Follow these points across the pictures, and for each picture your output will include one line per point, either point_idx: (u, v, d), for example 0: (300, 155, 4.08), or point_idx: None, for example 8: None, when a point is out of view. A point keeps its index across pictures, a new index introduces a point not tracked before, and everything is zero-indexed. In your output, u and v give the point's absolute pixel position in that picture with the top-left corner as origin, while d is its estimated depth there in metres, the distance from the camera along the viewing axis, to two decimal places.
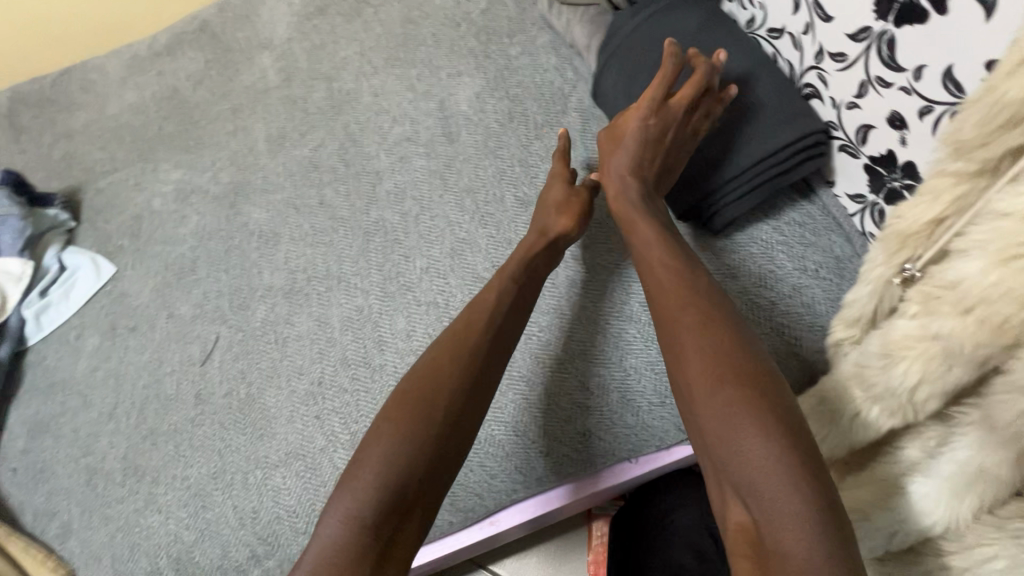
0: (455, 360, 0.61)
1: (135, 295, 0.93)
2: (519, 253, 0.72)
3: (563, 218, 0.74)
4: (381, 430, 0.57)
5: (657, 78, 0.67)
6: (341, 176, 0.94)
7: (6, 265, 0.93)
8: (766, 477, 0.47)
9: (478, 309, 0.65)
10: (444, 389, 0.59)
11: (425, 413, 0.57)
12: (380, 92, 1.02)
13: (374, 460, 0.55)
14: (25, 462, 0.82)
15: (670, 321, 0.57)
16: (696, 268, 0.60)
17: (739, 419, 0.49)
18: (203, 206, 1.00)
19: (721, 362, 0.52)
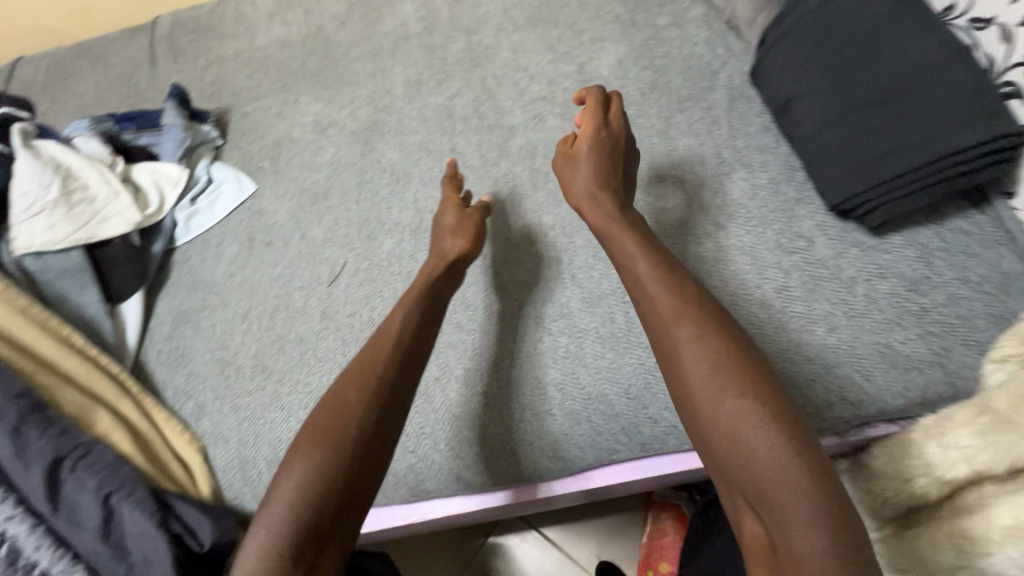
0: (363, 364, 0.62)
1: (272, 213, 1.00)
2: (422, 277, 0.72)
3: (459, 241, 0.75)
4: (295, 448, 0.57)
5: (590, 112, 0.74)
6: (474, 127, 0.97)
7: (167, 169, 1.02)
8: (775, 487, 0.47)
9: (379, 333, 0.65)
10: (351, 409, 0.58)
11: (335, 425, 0.57)
12: (519, 50, 1.03)
13: (290, 477, 0.55)
14: (169, 346, 0.91)
15: (665, 337, 0.58)
16: (685, 282, 0.60)
17: (745, 427, 0.50)
18: (339, 140, 1.05)
19: (719, 373, 0.53)
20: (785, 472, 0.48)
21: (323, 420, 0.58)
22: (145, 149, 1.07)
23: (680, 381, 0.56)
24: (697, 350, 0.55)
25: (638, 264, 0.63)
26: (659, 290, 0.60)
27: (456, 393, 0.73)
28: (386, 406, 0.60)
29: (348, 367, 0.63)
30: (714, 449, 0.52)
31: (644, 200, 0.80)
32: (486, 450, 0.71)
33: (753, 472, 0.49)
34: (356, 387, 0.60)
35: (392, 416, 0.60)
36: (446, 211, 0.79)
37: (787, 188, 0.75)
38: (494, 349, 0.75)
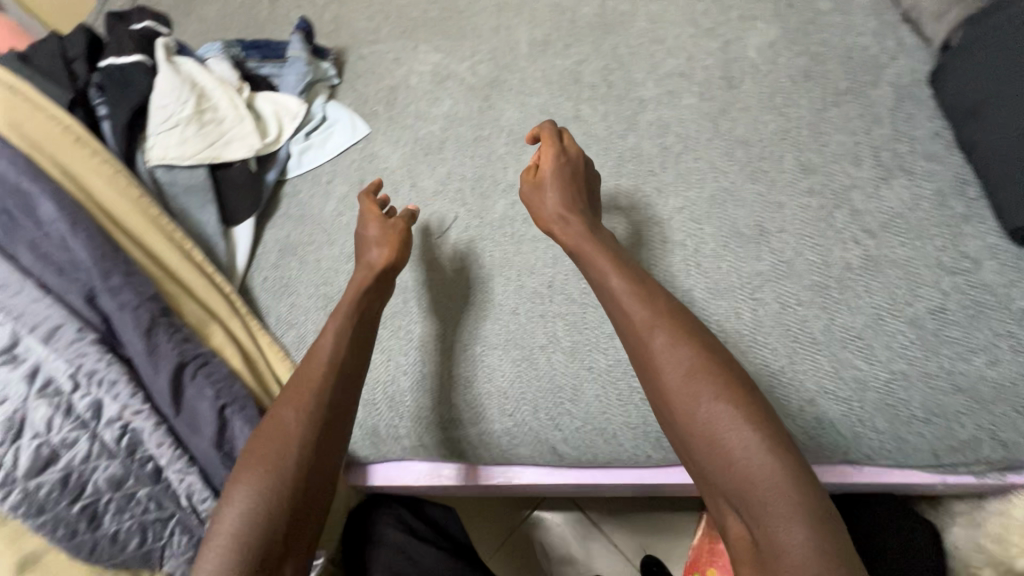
0: (301, 394, 0.63)
1: (384, 158, 1.00)
2: (350, 293, 0.73)
3: (383, 249, 0.76)
4: (236, 480, 0.58)
5: (546, 147, 0.74)
6: (602, 96, 0.93)
7: (287, 101, 1.03)
8: (756, 483, 0.51)
9: (312, 365, 0.65)
10: (291, 439, 0.60)
11: (274, 456, 0.59)
12: (658, 21, 0.98)
13: (231, 508, 0.56)
14: (274, 275, 0.93)
15: (642, 346, 0.60)
16: (657, 293, 0.63)
17: (722, 429, 0.53)
18: (457, 93, 1.04)
19: (695, 376, 0.56)
20: (765, 468, 0.51)
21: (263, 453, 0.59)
22: (266, 79, 1.08)
23: (659, 388, 0.58)
24: (674, 357, 0.57)
25: (613, 285, 0.64)
26: (633, 302, 0.61)
27: (562, 365, 0.72)
28: (324, 427, 0.62)
29: (284, 397, 0.63)
30: (695, 452, 0.55)
31: (785, 195, 0.75)
32: (588, 426, 0.70)
33: (733, 471, 0.52)
34: (292, 418, 0.61)
35: (331, 435, 0.62)
36: (366, 222, 0.80)
37: (955, 202, 0.69)
38: (606, 328, 0.73)
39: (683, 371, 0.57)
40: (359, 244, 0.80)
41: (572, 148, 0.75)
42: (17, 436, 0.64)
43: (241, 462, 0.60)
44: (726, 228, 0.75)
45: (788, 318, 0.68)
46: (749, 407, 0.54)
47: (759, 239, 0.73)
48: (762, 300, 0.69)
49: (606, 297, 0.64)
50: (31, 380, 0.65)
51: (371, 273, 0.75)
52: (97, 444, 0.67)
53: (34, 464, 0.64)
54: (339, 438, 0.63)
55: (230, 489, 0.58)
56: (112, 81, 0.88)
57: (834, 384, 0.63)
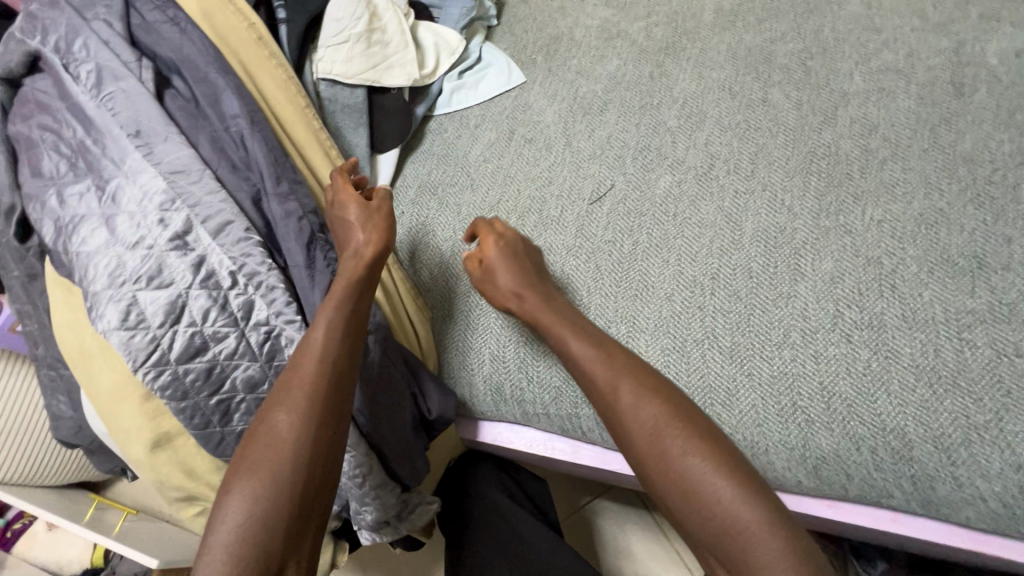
0: (291, 400, 0.58)
1: (538, 111, 0.95)
2: (341, 283, 0.65)
3: (371, 235, 0.68)
4: (229, 490, 0.54)
5: (487, 238, 0.75)
6: (797, 82, 0.84)
7: (448, 35, 0.99)
8: (740, 532, 0.51)
9: (303, 371, 0.59)
10: (285, 446, 0.56)
11: (268, 465, 0.55)
12: (875, 7, 0.87)
13: (226, 519, 0.53)
14: (410, 211, 0.91)
15: (609, 406, 0.60)
16: (613, 346, 0.63)
17: (695, 486, 0.54)
18: (626, 54, 0.96)
19: (660, 433, 0.56)
20: (744, 515, 0.51)
21: (258, 461, 0.55)
22: (428, 10, 1.04)
23: (632, 445, 0.58)
24: (640, 414, 0.58)
25: (572, 343, 0.64)
26: (596, 359, 0.62)
27: (717, 365, 0.67)
28: (322, 428, 0.58)
29: (271, 402, 0.58)
30: (675, 506, 0.56)
31: (1016, 229, 0.65)
32: (737, 435, 0.65)
33: (714, 521, 0.53)
34: (284, 424, 0.57)
35: (330, 434, 0.58)
36: (348, 204, 0.71)
37: None
38: (773, 336, 0.67)
39: (649, 430, 0.57)
40: (339, 230, 0.71)
41: (510, 232, 0.76)
42: (176, 322, 0.64)
43: (233, 470, 0.56)
44: (934, 253, 0.66)
45: (1002, 369, 0.59)
46: (719, 456, 0.55)
47: (974, 272, 0.64)
48: (973, 342, 0.61)
49: (568, 356, 0.64)
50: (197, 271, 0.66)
51: (360, 262, 0.67)
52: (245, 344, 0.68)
53: (186, 354, 0.65)
54: (334, 443, 0.59)
55: (222, 498, 0.54)
56: None
57: None
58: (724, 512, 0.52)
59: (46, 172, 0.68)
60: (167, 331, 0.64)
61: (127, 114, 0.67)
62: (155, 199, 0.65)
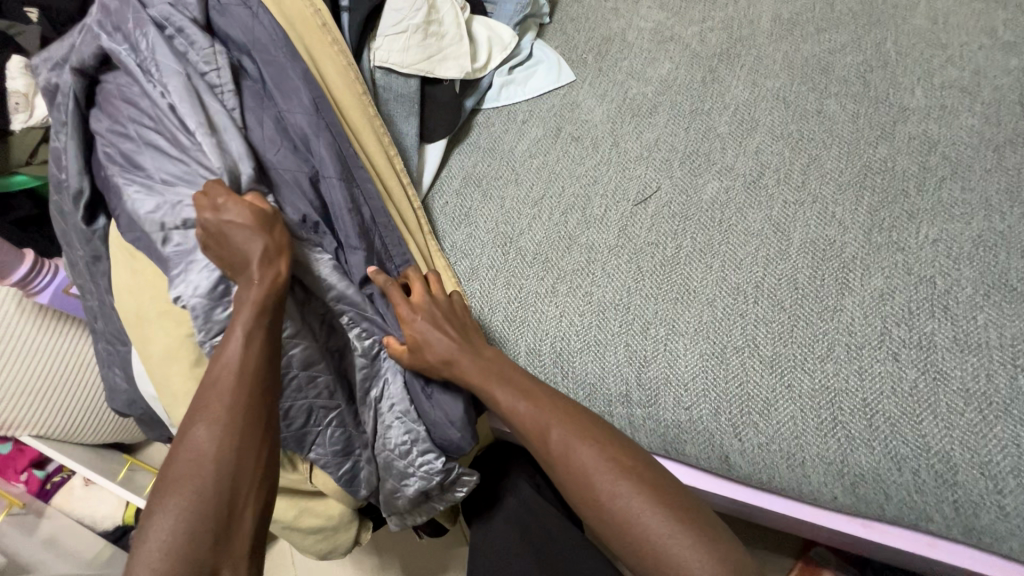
0: (216, 402, 0.55)
1: (587, 110, 0.95)
2: (250, 293, 0.60)
3: (271, 240, 0.62)
4: (156, 505, 0.51)
5: (396, 300, 0.72)
6: (855, 94, 0.82)
7: (501, 30, 1.01)
8: (670, 562, 0.54)
9: (224, 381, 0.56)
10: (211, 454, 0.53)
11: (194, 477, 0.52)
12: (941, 23, 0.85)
13: (155, 534, 0.49)
14: (454, 202, 0.92)
15: (546, 451, 0.63)
16: (541, 393, 0.66)
17: (630, 521, 0.56)
18: (679, 57, 0.96)
19: (592, 474, 0.59)
20: (672, 544, 0.54)
21: (182, 474, 0.52)
22: (482, 4, 1.06)
23: (567, 488, 0.61)
24: (572, 455, 0.60)
25: (500, 394, 0.66)
26: (517, 403, 0.65)
27: (757, 373, 0.67)
28: (249, 429, 0.55)
29: (192, 413, 0.55)
30: (617, 543, 0.58)
31: None
32: (773, 446, 0.64)
33: (653, 556, 0.55)
34: (204, 435, 0.53)
35: (261, 431, 0.56)
36: (238, 209, 0.62)
37: None
38: (816, 349, 0.66)
39: (570, 471, 0.60)
40: (218, 236, 0.62)
41: (417, 285, 0.74)
42: None
43: (158, 487, 0.52)
44: (992, 275, 0.65)
45: None
46: (650, 490, 0.57)
47: None
48: None
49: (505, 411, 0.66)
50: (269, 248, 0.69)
51: (268, 272, 0.61)
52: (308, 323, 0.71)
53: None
54: (268, 442, 0.56)
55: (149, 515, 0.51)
56: None
57: None
58: (658, 544, 0.55)
59: (126, 151, 0.70)
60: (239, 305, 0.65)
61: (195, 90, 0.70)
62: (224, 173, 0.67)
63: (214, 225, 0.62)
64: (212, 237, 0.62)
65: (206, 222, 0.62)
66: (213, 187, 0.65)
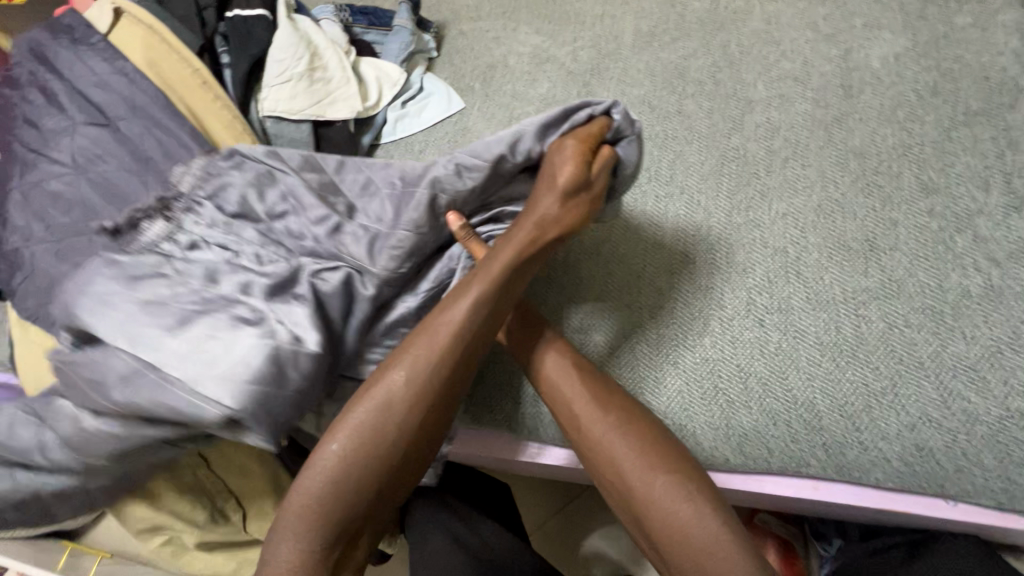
0: (426, 353, 0.61)
1: (477, 134, 1.01)
2: (506, 254, 0.64)
3: (561, 214, 0.65)
4: (330, 442, 0.59)
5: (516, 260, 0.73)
6: (708, 93, 0.91)
7: (389, 69, 1.05)
8: (706, 552, 0.55)
9: (444, 333, 0.61)
10: (390, 420, 0.59)
11: (375, 433, 0.59)
12: (773, 22, 0.95)
13: (324, 470, 0.58)
14: None
15: (594, 433, 0.63)
16: (604, 377, 0.67)
17: (675, 508, 0.57)
18: (556, 76, 1.03)
19: (648, 458, 0.60)
20: (713, 535, 0.55)
21: (368, 429, 0.59)
22: (370, 45, 1.11)
23: (610, 471, 0.61)
24: (626, 439, 0.61)
25: (564, 368, 0.67)
26: (596, 391, 0.65)
27: (644, 358, 0.72)
28: (429, 410, 0.60)
29: (396, 357, 0.61)
30: (655, 531, 0.58)
31: (900, 213, 0.72)
32: (666, 421, 0.69)
33: (691, 544, 0.55)
34: (398, 386, 0.60)
35: (440, 408, 0.61)
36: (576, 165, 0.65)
37: None
38: (695, 326, 0.72)
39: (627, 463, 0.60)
40: (553, 167, 0.66)
41: None
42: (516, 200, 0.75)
43: (338, 424, 0.60)
44: (832, 239, 0.73)
45: (893, 338, 0.65)
46: (700, 486, 0.58)
47: (868, 253, 0.70)
48: (868, 317, 0.67)
49: (559, 387, 0.66)
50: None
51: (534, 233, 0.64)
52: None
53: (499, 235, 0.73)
54: (444, 415, 0.62)
55: (322, 447, 0.59)
56: (236, 33, 0.93)
57: (941, 413, 0.61)
58: (699, 533, 0.55)
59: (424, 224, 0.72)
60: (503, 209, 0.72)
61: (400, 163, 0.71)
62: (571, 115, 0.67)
63: (559, 162, 0.66)
64: (548, 168, 0.67)
65: (560, 150, 0.66)
66: (594, 126, 0.67)
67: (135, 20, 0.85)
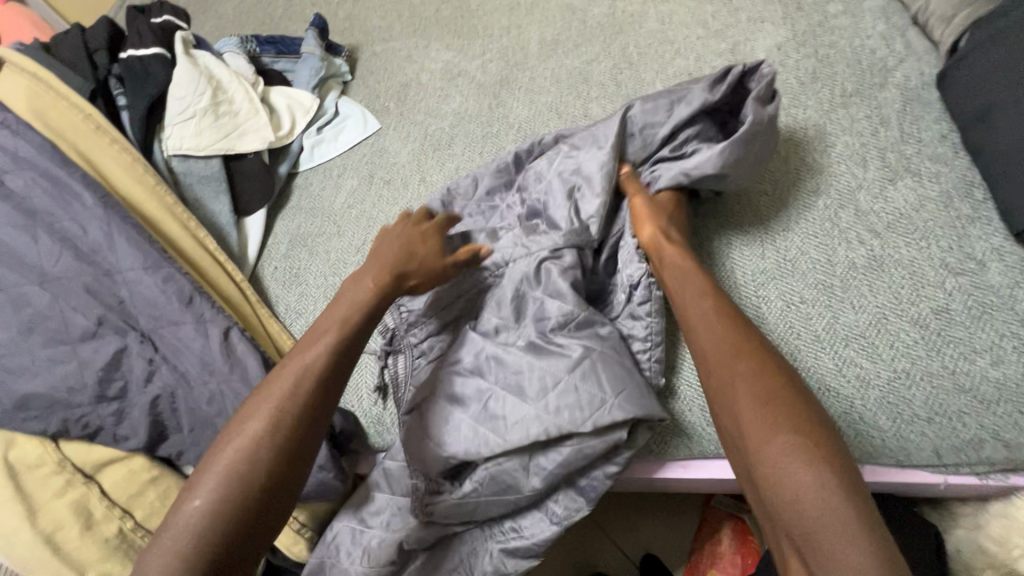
0: (280, 400, 0.58)
1: (394, 154, 1.01)
2: (354, 301, 0.67)
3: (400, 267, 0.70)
4: (193, 492, 0.54)
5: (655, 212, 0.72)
6: (610, 95, 0.94)
7: (300, 96, 1.05)
8: (817, 515, 0.45)
9: (290, 371, 0.61)
10: (254, 456, 0.55)
11: (235, 476, 0.54)
12: (667, 22, 0.98)
13: (183, 518, 0.53)
14: (284, 265, 0.94)
15: (720, 369, 0.56)
16: (746, 322, 0.59)
17: (788, 461, 0.48)
18: (467, 90, 1.05)
19: (774, 405, 0.51)
20: (826, 499, 0.45)
21: (226, 471, 0.55)
22: (281, 74, 1.11)
23: (727, 412, 0.54)
24: (749, 381, 0.53)
25: (704, 303, 0.62)
26: (725, 328, 0.58)
27: None
28: (290, 448, 0.57)
29: (254, 409, 0.58)
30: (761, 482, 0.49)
31: (789, 195, 0.75)
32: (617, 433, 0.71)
33: (797, 502, 0.46)
34: (256, 426, 0.57)
35: (301, 442, 0.58)
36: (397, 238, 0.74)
37: (961, 204, 0.69)
38: None
39: (770, 422, 0.50)
40: (380, 242, 0.75)
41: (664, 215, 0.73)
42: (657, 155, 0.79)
43: (198, 474, 0.56)
44: (730, 226, 0.76)
45: (792, 315, 0.68)
46: (824, 448, 0.48)
47: (764, 236, 0.74)
48: (767, 297, 0.70)
49: (695, 319, 0.61)
50: (87, 339, 0.72)
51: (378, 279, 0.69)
52: (153, 406, 0.71)
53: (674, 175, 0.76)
54: (302, 451, 0.58)
55: (186, 497, 0.55)
56: (131, 73, 0.92)
57: (836, 382, 0.64)
58: (810, 492, 0.46)
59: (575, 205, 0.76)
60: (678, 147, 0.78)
61: (531, 146, 0.85)
62: (731, 74, 0.76)
63: (383, 240, 0.75)
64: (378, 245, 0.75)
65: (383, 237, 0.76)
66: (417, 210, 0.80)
67: (18, 69, 0.83)
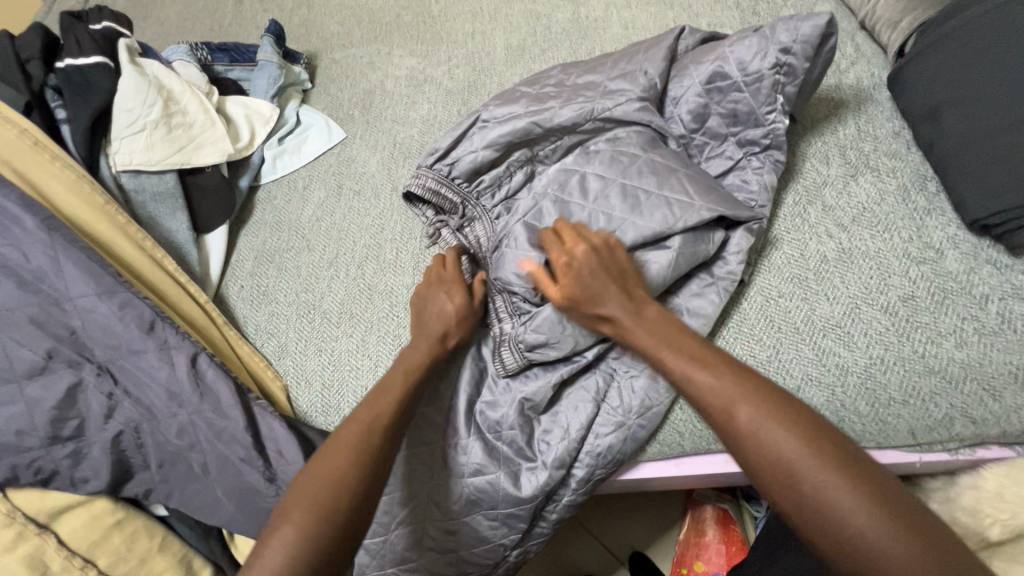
0: (367, 417, 0.57)
1: (362, 163, 0.98)
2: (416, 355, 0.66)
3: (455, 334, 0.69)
4: (286, 517, 0.49)
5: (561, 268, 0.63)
6: None
7: (258, 106, 0.99)
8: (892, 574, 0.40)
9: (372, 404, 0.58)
10: (351, 480, 0.52)
11: (331, 497, 0.51)
12: (630, 27, 1.00)
13: (278, 545, 0.48)
14: (252, 283, 0.89)
15: (724, 432, 0.49)
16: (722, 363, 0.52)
17: (843, 523, 0.42)
18: (435, 97, 1.03)
19: (789, 465, 0.45)
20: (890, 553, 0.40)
21: (321, 493, 0.51)
22: (236, 83, 1.06)
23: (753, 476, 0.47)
24: (759, 440, 0.46)
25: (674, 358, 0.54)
26: (706, 381, 0.51)
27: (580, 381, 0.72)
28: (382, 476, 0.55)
29: (343, 430, 0.56)
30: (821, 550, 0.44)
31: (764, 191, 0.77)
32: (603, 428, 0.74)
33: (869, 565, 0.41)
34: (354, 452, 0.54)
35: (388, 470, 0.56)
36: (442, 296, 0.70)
37: (917, 197, 0.73)
38: None
39: (809, 490, 0.43)
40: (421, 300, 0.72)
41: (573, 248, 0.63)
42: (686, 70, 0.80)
43: (290, 496, 0.51)
44: None
45: (771, 310, 0.70)
46: (864, 485, 0.43)
47: None
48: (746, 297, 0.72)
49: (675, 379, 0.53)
50: (35, 375, 0.66)
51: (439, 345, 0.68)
52: (115, 444, 0.66)
53: None
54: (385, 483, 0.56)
55: (274, 524, 0.49)
56: (70, 84, 0.85)
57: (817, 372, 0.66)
58: (870, 551, 0.41)
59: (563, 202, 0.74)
60: (719, 113, 0.74)
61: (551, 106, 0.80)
62: None
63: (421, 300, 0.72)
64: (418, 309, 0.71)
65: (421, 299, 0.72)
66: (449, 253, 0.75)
67: None
